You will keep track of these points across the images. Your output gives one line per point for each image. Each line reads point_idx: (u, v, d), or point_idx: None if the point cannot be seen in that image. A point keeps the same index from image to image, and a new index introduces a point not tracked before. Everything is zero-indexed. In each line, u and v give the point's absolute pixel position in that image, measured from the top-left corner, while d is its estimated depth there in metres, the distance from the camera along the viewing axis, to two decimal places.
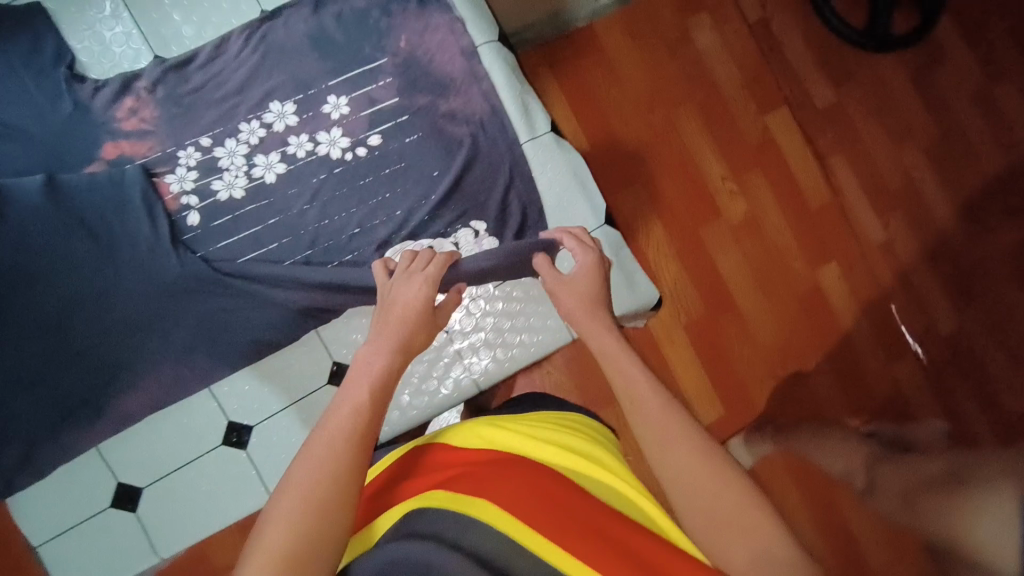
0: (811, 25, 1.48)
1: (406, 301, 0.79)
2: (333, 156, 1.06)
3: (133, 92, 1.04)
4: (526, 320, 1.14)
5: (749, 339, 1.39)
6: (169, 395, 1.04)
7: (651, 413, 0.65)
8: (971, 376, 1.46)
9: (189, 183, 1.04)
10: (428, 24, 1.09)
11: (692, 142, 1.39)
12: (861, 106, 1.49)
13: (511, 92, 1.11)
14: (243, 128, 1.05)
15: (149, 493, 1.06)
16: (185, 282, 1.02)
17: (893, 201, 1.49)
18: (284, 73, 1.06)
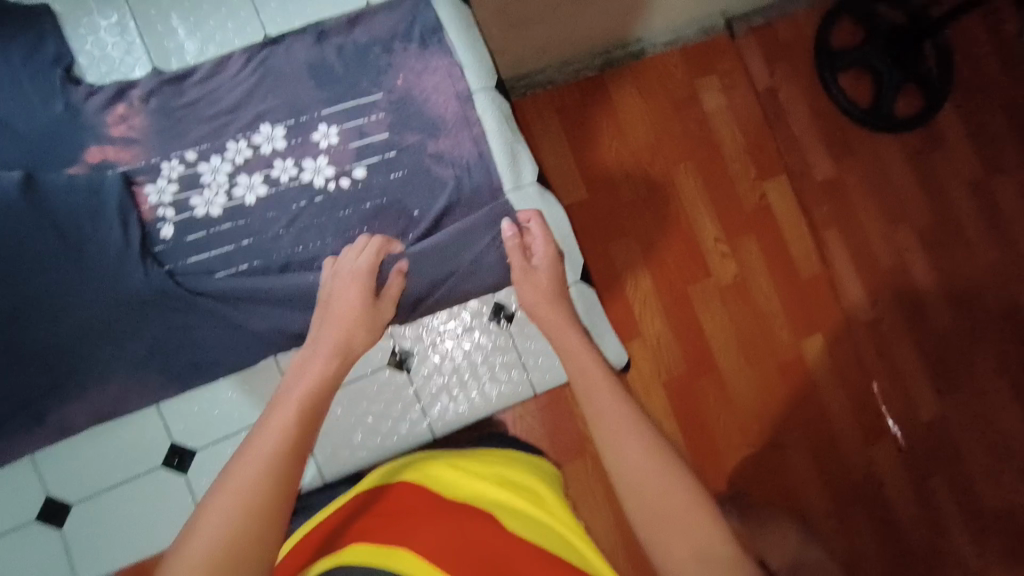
0: (818, 100, 1.51)
1: (343, 300, 0.84)
2: (316, 184, 0.94)
3: (127, 99, 0.92)
4: (490, 368, 1.00)
5: (725, 402, 1.37)
6: (116, 408, 0.91)
7: (609, 420, 0.71)
8: (947, 463, 1.45)
9: (168, 195, 0.92)
10: (426, 66, 0.98)
11: (688, 201, 1.40)
12: (859, 183, 1.51)
13: (500, 138, 0.99)
14: (230, 146, 0.93)
15: (79, 509, 0.91)
16: (145, 297, 0.89)
17: (883, 280, 1.49)
18: (279, 97, 0.95)
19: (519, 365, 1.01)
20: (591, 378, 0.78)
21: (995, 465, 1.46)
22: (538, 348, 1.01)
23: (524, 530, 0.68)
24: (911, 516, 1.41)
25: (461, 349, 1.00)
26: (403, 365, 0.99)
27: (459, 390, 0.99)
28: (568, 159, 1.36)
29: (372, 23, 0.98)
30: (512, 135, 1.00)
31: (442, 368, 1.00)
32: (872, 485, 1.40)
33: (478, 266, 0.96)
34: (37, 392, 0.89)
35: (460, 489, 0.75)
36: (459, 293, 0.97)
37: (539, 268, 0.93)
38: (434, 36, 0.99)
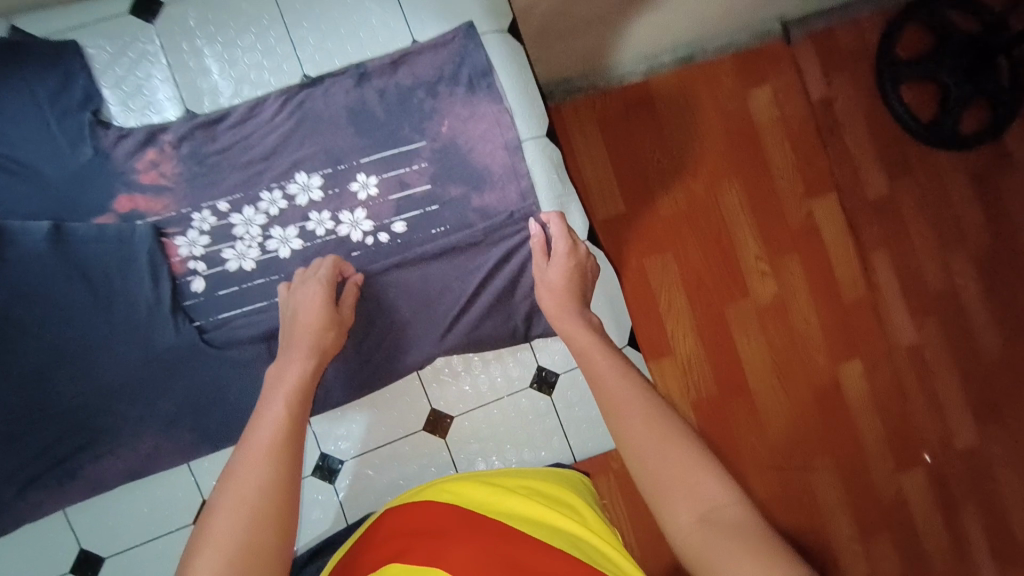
0: (878, 117, 1.41)
1: (305, 312, 0.76)
2: (353, 239, 0.86)
3: (157, 145, 0.85)
4: (531, 433, 0.91)
5: (759, 427, 1.31)
6: (147, 466, 0.83)
7: (616, 396, 0.60)
8: (984, 496, 1.39)
9: (199, 248, 0.84)
10: (473, 112, 0.88)
11: (731, 218, 1.32)
12: (914, 203, 1.42)
13: (550, 194, 0.90)
14: (264, 196, 0.85)
15: (115, 566, 0.85)
16: (177, 353, 0.82)
17: (932, 308, 1.41)
18: (315, 143, 0.86)
19: (562, 432, 0.92)
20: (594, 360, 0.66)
21: None
22: (585, 414, 0.92)
23: (584, 554, 0.56)
24: (942, 551, 1.36)
25: (499, 411, 0.90)
26: (436, 430, 0.89)
27: (496, 457, 0.90)
28: (607, 169, 1.29)
29: (417, 64, 0.89)
30: (564, 189, 0.91)
31: (480, 434, 0.90)
32: (900, 510, 1.35)
33: (514, 320, 0.88)
34: (65, 457, 0.82)
35: (491, 507, 0.64)
36: (494, 338, 0.88)
37: (554, 267, 0.81)
38: (484, 80, 0.89)
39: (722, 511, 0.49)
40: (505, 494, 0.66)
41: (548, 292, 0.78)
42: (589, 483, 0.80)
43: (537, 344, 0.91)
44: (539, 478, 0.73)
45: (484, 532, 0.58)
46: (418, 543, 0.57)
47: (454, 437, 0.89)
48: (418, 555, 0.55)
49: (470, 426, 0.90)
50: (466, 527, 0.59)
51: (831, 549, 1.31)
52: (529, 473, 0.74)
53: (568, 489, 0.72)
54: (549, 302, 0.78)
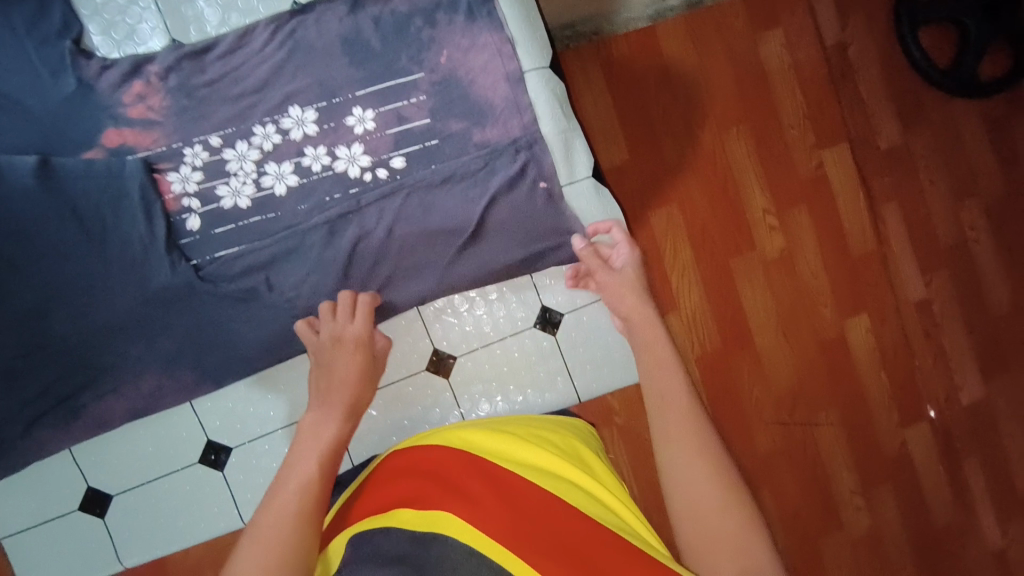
0: (894, 56, 1.36)
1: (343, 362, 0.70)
2: (351, 174, 0.84)
3: (143, 76, 0.82)
4: (532, 375, 0.90)
5: (762, 378, 1.31)
6: (150, 405, 0.84)
7: (670, 397, 0.61)
8: (984, 447, 1.40)
9: (193, 184, 0.82)
10: (473, 42, 0.85)
11: (737, 165, 1.29)
12: (928, 152, 1.38)
13: (553, 127, 0.85)
14: (257, 131, 0.83)
15: (121, 500, 0.89)
16: (174, 292, 0.81)
17: (941, 257, 1.39)
18: (308, 75, 0.83)
19: (565, 373, 0.91)
20: (656, 355, 0.67)
21: None
22: (588, 354, 0.91)
23: (595, 510, 0.56)
24: (941, 499, 1.38)
25: (500, 350, 0.90)
26: (439, 370, 0.90)
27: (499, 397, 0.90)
28: (611, 115, 1.25)
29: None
30: (568, 124, 0.86)
31: (483, 375, 0.90)
32: (904, 464, 1.37)
33: (522, 253, 0.85)
34: (70, 395, 0.83)
35: (504, 457, 0.64)
36: (497, 274, 0.86)
37: (628, 269, 0.77)
38: (483, 7, 0.85)
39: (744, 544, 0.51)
40: (519, 443, 0.66)
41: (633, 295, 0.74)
42: (594, 435, 0.80)
43: (539, 283, 0.91)
44: (549, 429, 0.73)
45: (494, 482, 0.59)
46: (433, 485, 0.59)
47: (457, 378, 0.90)
48: (434, 496, 0.57)
49: (472, 364, 0.90)
50: (479, 477, 0.60)
51: (834, 499, 1.33)
52: (540, 424, 0.74)
53: (577, 439, 0.72)
54: (632, 300, 0.74)
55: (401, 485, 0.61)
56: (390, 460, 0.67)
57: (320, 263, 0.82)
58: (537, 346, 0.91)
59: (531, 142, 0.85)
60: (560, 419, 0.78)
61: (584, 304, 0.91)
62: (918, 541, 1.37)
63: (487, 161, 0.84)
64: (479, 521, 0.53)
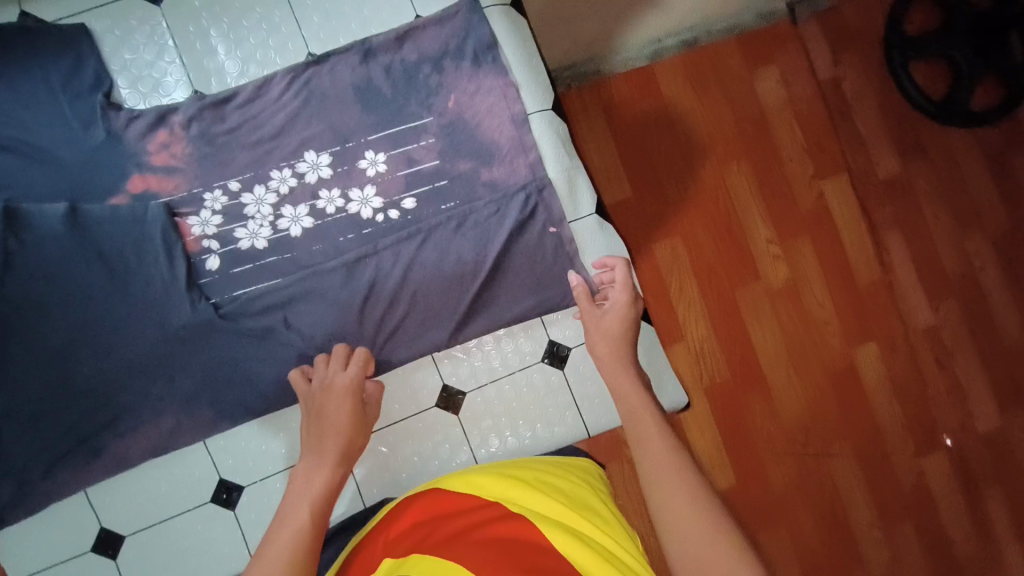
0: (888, 91, 1.40)
1: (333, 415, 0.72)
2: (363, 216, 0.86)
3: (167, 126, 0.85)
4: (544, 410, 0.89)
5: (774, 413, 1.29)
6: (166, 446, 0.84)
7: (663, 472, 0.58)
8: (1006, 478, 1.36)
9: (212, 227, 0.85)
10: (479, 87, 0.88)
11: (740, 200, 1.31)
12: (928, 182, 1.40)
13: (558, 166, 0.88)
14: (273, 175, 0.86)
15: (131, 545, 0.85)
16: (193, 330, 0.83)
17: (947, 287, 1.39)
18: (323, 122, 0.87)
19: (574, 408, 0.90)
20: (643, 426, 0.65)
21: None
22: (598, 388, 0.90)
23: (611, 560, 0.52)
24: (965, 534, 1.33)
25: (511, 385, 0.89)
26: (450, 407, 0.89)
27: (509, 433, 0.89)
28: (615, 154, 1.28)
29: (422, 40, 0.89)
30: (571, 161, 0.89)
31: (494, 410, 0.89)
32: (923, 497, 1.32)
33: (537, 290, 0.88)
34: (86, 439, 0.83)
35: (509, 501, 0.61)
36: (509, 314, 0.87)
37: (610, 314, 0.80)
38: (489, 53, 0.89)
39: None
40: (527, 490, 0.63)
41: (600, 336, 0.78)
42: (605, 479, 0.76)
43: (548, 318, 0.90)
44: (556, 473, 0.69)
45: (507, 527, 0.55)
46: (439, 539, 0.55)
47: (466, 414, 0.88)
48: (442, 547, 0.53)
49: (482, 401, 0.89)
50: (486, 526, 0.56)
51: (854, 535, 1.29)
52: (545, 467, 0.71)
53: (586, 485, 0.68)
54: (602, 346, 0.77)
55: (405, 543, 0.58)
56: (394, 515, 0.65)
57: (334, 304, 0.84)
58: (547, 381, 0.90)
59: (544, 188, 0.87)
60: (568, 462, 0.76)
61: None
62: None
63: (501, 202, 0.87)
64: (492, 566, 0.48)
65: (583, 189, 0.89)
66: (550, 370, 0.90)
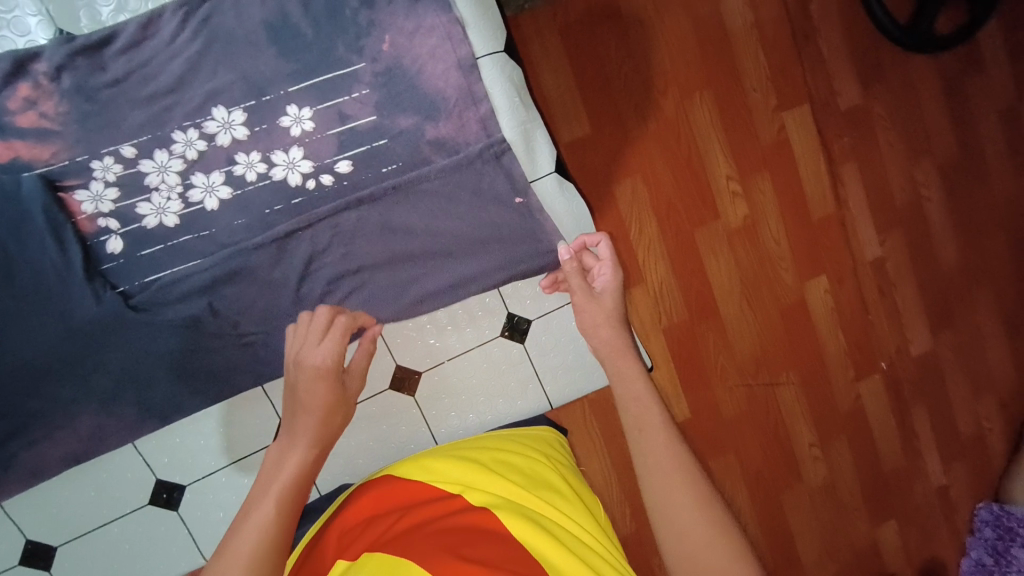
0: (854, 15, 1.34)
1: (307, 396, 0.63)
2: (291, 183, 0.77)
3: (31, 77, 0.72)
4: (504, 385, 0.87)
5: (727, 348, 1.33)
6: (91, 448, 0.77)
7: (664, 470, 0.55)
8: (931, 394, 1.48)
9: (107, 202, 0.75)
10: (419, 25, 0.77)
11: (701, 134, 1.26)
12: (885, 112, 1.38)
13: (513, 120, 0.81)
14: (177, 138, 0.75)
15: (66, 552, 0.81)
16: (100, 325, 0.74)
17: (896, 217, 1.41)
18: (232, 70, 0.75)
19: (536, 380, 0.88)
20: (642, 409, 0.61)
21: (975, 395, 1.50)
22: (560, 358, 0.88)
23: (573, 546, 0.53)
24: (892, 447, 1.46)
25: (467, 362, 0.86)
26: (404, 387, 0.85)
27: (470, 411, 0.87)
28: (571, 88, 1.19)
29: None
30: (528, 115, 0.82)
31: (451, 388, 0.86)
32: (858, 416, 1.43)
33: (494, 265, 0.81)
34: None
35: (467, 485, 0.60)
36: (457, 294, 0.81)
37: (607, 296, 0.73)
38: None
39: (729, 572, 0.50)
40: (486, 474, 0.62)
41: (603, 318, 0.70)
42: (566, 448, 0.77)
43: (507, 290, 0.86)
44: (514, 449, 0.69)
45: (468, 519, 0.54)
46: (408, 526, 0.54)
47: (424, 393, 0.86)
48: (406, 538, 0.52)
49: (439, 380, 0.86)
50: (447, 518, 0.55)
51: (794, 455, 1.39)
52: (504, 443, 0.70)
53: (544, 459, 0.68)
54: (604, 333, 0.69)
55: (370, 532, 0.56)
56: (368, 496, 0.63)
57: (266, 287, 0.77)
58: (506, 357, 0.87)
59: (495, 150, 0.79)
60: (527, 433, 0.76)
61: (553, 308, 0.88)
62: (872, 486, 1.45)
63: (446, 170, 0.78)
64: (450, 558, 0.47)
65: (540, 149, 0.83)
66: (509, 346, 0.87)
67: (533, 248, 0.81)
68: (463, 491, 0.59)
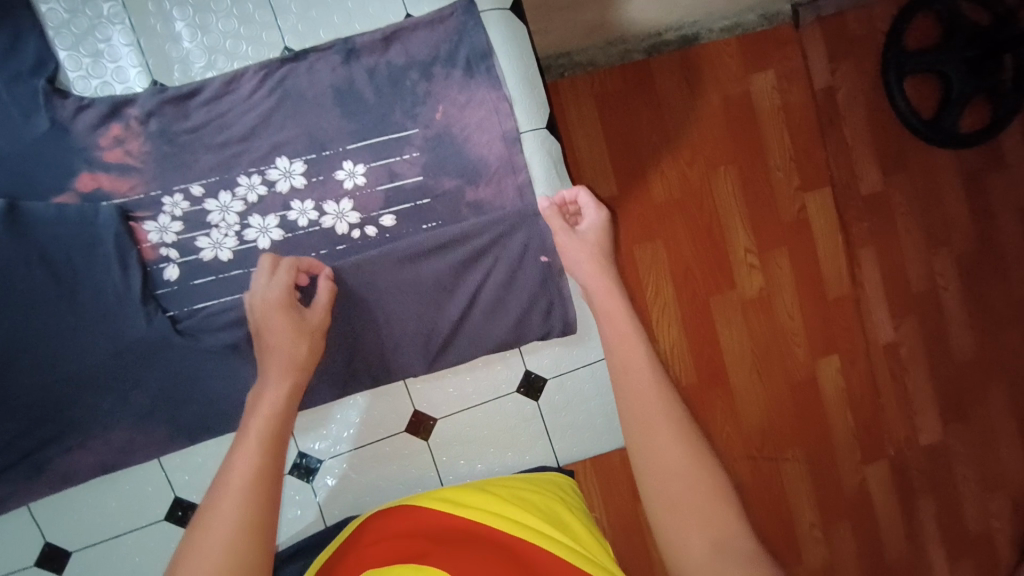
0: (878, 109, 1.39)
1: (274, 325, 0.71)
2: (338, 231, 0.82)
3: (122, 119, 0.79)
4: (514, 437, 0.87)
5: (733, 417, 1.33)
6: (121, 459, 0.80)
7: (688, 505, 0.52)
8: (940, 487, 1.44)
9: (171, 234, 0.80)
10: (470, 98, 0.83)
11: (723, 206, 1.30)
12: (905, 202, 1.41)
13: (547, 190, 0.84)
14: (242, 181, 0.80)
15: (78, 559, 0.81)
16: (147, 346, 0.78)
17: (911, 304, 1.42)
18: (299, 125, 0.81)
19: (546, 437, 0.88)
20: (656, 431, 0.56)
21: (987, 493, 1.46)
22: (572, 419, 0.89)
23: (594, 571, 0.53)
24: (897, 538, 1.41)
25: (480, 411, 0.86)
26: (418, 431, 0.85)
27: (478, 461, 0.86)
28: (603, 151, 1.25)
29: (411, 42, 0.83)
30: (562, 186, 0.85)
31: (463, 437, 0.86)
32: (864, 502, 1.39)
33: (519, 323, 0.84)
34: (31, 451, 0.78)
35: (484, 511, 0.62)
36: (478, 347, 0.84)
37: (590, 231, 0.79)
38: (482, 63, 0.83)
39: (730, 544, 0.50)
40: (504, 505, 0.63)
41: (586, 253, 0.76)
42: (575, 489, 0.78)
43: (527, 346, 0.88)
44: (531, 488, 0.70)
45: (500, 554, 0.54)
46: (435, 544, 0.55)
47: (436, 439, 0.85)
48: (438, 552, 0.53)
49: (451, 426, 0.86)
50: (476, 542, 0.55)
51: (794, 535, 1.36)
52: (522, 483, 0.71)
53: (554, 496, 0.70)
54: (587, 275, 0.74)
55: (392, 547, 0.56)
56: (378, 523, 0.63)
57: None
58: (519, 412, 0.87)
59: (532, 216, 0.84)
60: (539, 475, 0.78)
61: (569, 369, 0.89)
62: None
63: (487, 232, 0.82)
64: None
65: None
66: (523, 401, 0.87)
67: (561, 309, 0.85)
68: (482, 515, 0.61)
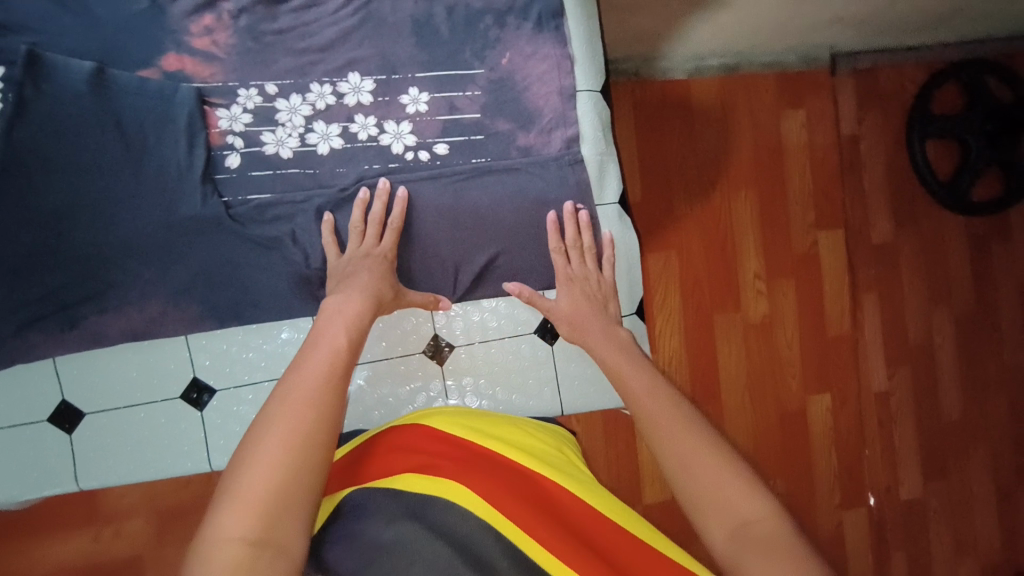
0: (900, 162, 1.44)
1: (367, 273, 0.72)
2: (393, 151, 0.81)
3: (215, 11, 0.78)
4: (522, 379, 0.91)
5: (722, 438, 1.35)
6: (150, 329, 0.79)
7: (705, 492, 0.52)
8: (913, 542, 1.45)
9: (240, 124, 0.79)
10: (536, 51, 0.84)
11: (738, 227, 1.34)
12: (913, 256, 1.46)
13: (592, 147, 0.86)
14: (313, 88, 0.80)
15: (92, 420, 0.86)
16: (198, 224, 0.76)
17: (907, 355, 1.45)
18: (374, 47, 0.81)
19: (554, 384, 0.92)
20: (661, 425, 0.58)
21: (957, 554, 1.46)
22: (580, 370, 0.93)
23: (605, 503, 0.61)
24: None
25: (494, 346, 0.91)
26: (435, 357, 0.90)
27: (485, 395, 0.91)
28: (633, 158, 1.30)
29: None
30: (607, 148, 0.87)
31: (476, 367, 0.90)
32: (838, 545, 1.40)
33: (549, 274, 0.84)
34: (68, 304, 0.76)
35: (494, 438, 0.66)
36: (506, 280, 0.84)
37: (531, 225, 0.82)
38: (552, 22, 0.85)
39: (747, 531, 0.48)
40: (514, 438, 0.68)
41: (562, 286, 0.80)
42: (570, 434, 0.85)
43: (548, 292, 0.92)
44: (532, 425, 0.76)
45: (527, 485, 0.59)
46: (445, 458, 0.60)
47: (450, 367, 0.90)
48: (445, 467, 0.58)
49: (465, 357, 0.90)
50: (485, 464, 0.60)
51: None
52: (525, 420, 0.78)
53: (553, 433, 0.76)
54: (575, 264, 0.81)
55: (410, 455, 0.61)
56: (396, 436, 0.65)
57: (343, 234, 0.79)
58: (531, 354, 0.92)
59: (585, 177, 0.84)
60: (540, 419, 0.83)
61: None
62: None
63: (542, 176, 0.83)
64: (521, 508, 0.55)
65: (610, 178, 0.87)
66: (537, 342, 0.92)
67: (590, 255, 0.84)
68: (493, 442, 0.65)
